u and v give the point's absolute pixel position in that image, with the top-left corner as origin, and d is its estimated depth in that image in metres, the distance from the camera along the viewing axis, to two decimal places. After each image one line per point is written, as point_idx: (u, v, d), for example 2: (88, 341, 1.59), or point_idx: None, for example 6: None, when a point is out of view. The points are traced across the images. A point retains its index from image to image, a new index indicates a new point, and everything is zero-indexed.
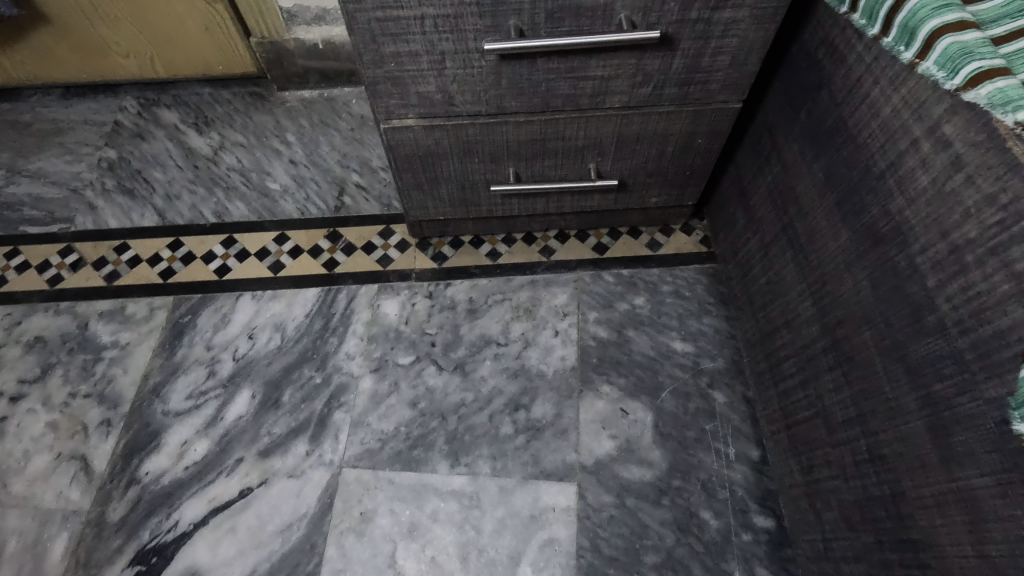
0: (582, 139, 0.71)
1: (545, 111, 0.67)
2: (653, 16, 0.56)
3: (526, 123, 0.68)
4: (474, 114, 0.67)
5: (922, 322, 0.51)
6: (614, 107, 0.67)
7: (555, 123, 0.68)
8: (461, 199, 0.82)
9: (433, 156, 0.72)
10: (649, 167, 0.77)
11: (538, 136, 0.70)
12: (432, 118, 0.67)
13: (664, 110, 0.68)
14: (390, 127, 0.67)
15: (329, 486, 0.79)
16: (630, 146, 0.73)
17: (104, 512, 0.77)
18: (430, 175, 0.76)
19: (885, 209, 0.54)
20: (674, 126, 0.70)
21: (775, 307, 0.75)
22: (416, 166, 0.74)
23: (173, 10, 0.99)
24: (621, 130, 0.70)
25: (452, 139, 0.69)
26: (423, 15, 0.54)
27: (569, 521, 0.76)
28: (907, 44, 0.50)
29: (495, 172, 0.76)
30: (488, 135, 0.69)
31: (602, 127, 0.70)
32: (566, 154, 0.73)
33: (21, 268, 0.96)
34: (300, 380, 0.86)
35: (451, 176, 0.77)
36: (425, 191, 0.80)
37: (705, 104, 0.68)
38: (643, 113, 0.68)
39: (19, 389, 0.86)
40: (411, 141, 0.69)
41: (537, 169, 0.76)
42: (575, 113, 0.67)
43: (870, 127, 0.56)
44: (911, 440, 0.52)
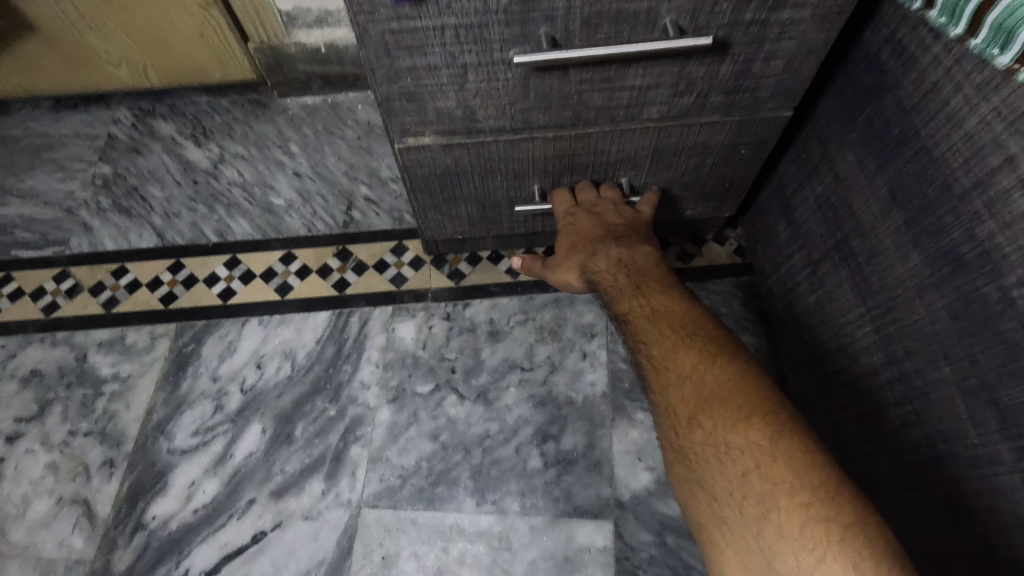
0: (614, 153, 0.65)
1: (576, 125, 0.61)
2: (702, 20, 0.50)
3: (555, 138, 0.62)
4: (498, 131, 0.61)
5: (1020, 365, 0.45)
6: (652, 119, 0.61)
7: (586, 138, 0.62)
8: (481, 217, 0.76)
9: (452, 175, 0.66)
10: (685, 180, 0.71)
11: (566, 152, 0.64)
12: (451, 136, 0.60)
13: (706, 120, 0.61)
14: (405, 147, 0.61)
15: (348, 528, 0.74)
16: (666, 159, 0.67)
17: (109, 561, 0.73)
18: (448, 195, 0.70)
19: (971, 233, 0.48)
20: (716, 137, 0.64)
21: (827, 328, 0.70)
22: (434, 185, 0.68)
23: (165, 15, 0.93)
24: (658, 143, 0.64)
25: (472, 157, 0.63)
26: (445, 24, 0.48)
27: (607, 563, 0.71)
28: (1004, 47, 0.43)
29: (518, 189, 0.70)
30: (512, 152, 0.63)
31: (636, 140, 0.63)
32: (597, 168, 0.68)
33: (14, 296, 0.91)
34: (313, 413, 0.80)
35: (471, 196, 0.71)
36: (442, 211, 0.74)
37: (753, 112, 0.61)
38: (684, 125, 0.61)
39: (15, 429, 0.81)
40: (428, 160, 0.63)
41: (566, 183, 0.70)
42: (609, 126, 0.61)
43: (950, 139, 0.49)
44: (1005, 493, 0.47)
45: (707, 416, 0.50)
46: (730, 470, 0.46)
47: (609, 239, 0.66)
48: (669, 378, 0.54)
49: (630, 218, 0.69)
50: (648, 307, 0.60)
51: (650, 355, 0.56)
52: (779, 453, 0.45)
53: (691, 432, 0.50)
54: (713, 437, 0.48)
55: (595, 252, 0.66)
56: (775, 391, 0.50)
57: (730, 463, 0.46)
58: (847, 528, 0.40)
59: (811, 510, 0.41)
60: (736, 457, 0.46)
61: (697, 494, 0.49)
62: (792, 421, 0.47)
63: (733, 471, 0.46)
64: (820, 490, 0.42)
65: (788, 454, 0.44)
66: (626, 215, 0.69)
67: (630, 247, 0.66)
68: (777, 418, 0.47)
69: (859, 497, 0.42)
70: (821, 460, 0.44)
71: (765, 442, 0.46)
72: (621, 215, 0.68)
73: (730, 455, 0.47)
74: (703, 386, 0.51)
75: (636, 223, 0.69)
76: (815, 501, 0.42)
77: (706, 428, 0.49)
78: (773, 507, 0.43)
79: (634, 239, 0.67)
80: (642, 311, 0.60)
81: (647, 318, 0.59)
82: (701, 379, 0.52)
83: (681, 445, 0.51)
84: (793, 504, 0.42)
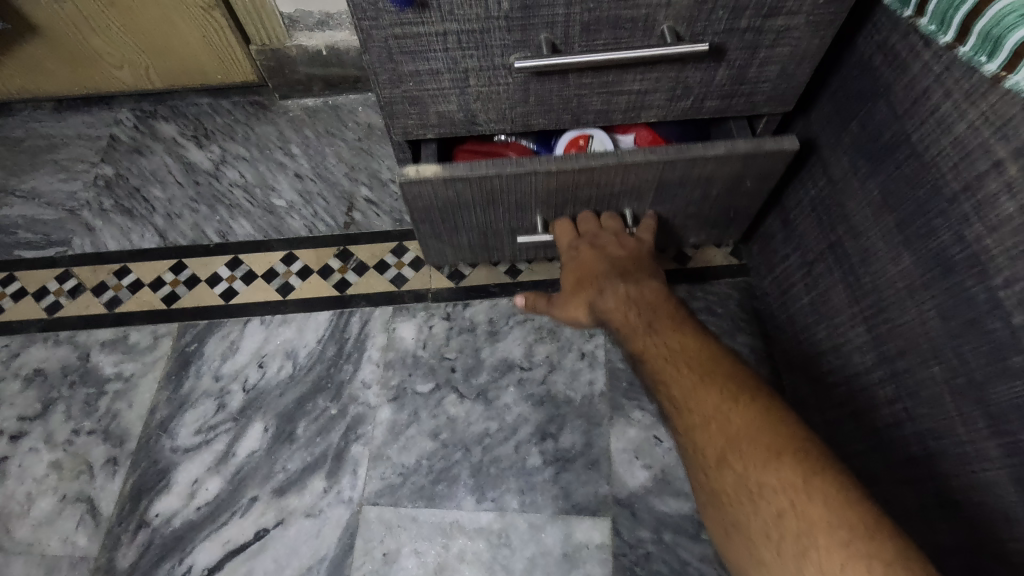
0: (618, 185, 0.65)
1: (579, 161, 0.60)
2: (699, 26, 0.51)
3: (558, 173, 0.61)
4: (501, 166, 0.60)
5: (1006, 364, 0.46)
6: (657, 154, 0.61)
7: (590, 173, 0.62)
8: (481, 243, 0.76)
9: (453, 206, 0.66)
10: (688, 207, 0.71)
11: (570, 185, 0.64)
12: (453, 171, 0.60)
13: (712, 155, 0.60)
14: (406, 181, 0.60)
15: (350, 525, 0.75)
16: (670, 190, 0.66)
17: (113, 558, 0.74)
18: (450, 224, 0.71)
19: (960, 235, 0.49)
20: (720, 170, 0.63)
21: (821, 329, 0.71)
22: (435, 216, 0.68)
23: (168, 17, 0.94)
24: (663, 176, 0.64)
25: (474, 191, 0.63)
26: (447, 30, 0.49)
27: (605, 559, 0.72)
28: (990, 55, 0.45)
29: (520, 219, 0.70)
30: (515, 186, 0.63)
31: (641, 174, 0.63)
32: (600, 199, 0.67)
33: (17, 296, 0.91)
34: (314, 412, 0.81)
35: (472, 224, 0.71)
36: (444, 238, 0.74)
37: (757, 148, 0.61)
38: (688, 159, 0.61)
39: (19, 427, 0.82)
40: (429, 194, 0.63)
41: (568, 213, 0.70)
42: (612, 162, 0.61)
43: (939, 144, 0.51)
44: (993, 489, 0.48)
45: (736, 457, 0.49)
46: (766, 510, 0.46)
47: (618, 275, 0.66)
48: (694, 420, 0.53)
49: (633, 248, 0.69)
50: (663, 346, 0.59)
51: (671, 396, 0.56)
52: (814, 493, 0.45)
53: (721, 474, 0.50)
54: (746, 478, 0.48)
55: (603, 288, 0.66)
56: (801, 427, 0.50)
57: (766, 504, 0.46)
58: (889, 564, 0.39)
59: (852, 547, 0.41)
60: (771, 497, 0.46)
61: (734, 536, 0.49)
62: (822, 457, 0.47)
63: (769, 510, 0.46)
64: (858, 525, 0.42)
65: (821, 493, 0.45)
66: (630, 246, 0.69)
67: (638, 280, 0.66)
68: (808, 456, 0.47)
69: (898, 531, 0.42)
70: (855, 495, 0.44)
71: (798, 481, 0.46)
72: (625, 249, 0.68)
73: (765, 495, 0.47)
74: (729, 426, 0.51)
75: (641, 256, 0.68)
76: (855, 538, 0.41)
77: (737, 469, 0.49)
78: (812, 546, 0.43)
79: (641, 273, 0.67)
80: (659, 351, 0.59)
81: (664, 357, 0.58)
82: (726, 419, 0.52)
83: (713, 487, 0.51)
84: (833, 541, 0.42)
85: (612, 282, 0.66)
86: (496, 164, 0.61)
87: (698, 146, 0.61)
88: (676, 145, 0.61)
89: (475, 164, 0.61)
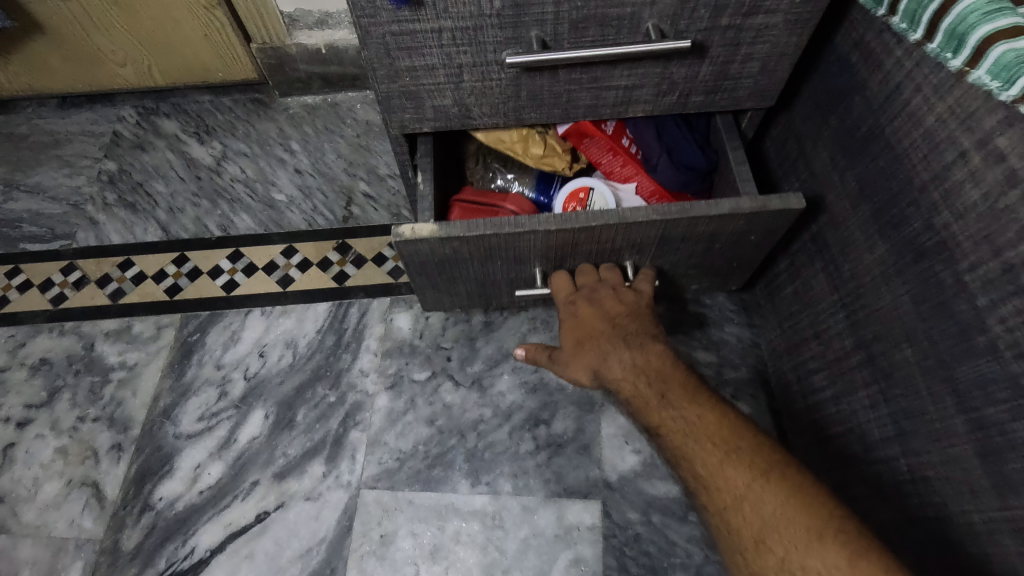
0: (620, 242, 0.63)
1: (579, 220, 0.59)
2: (682, 24, 0.53)
3: (557, 231, 0.59)
4: (498, 226, 0.59)
5: (972, 343, 0.48)
6: (659, 213, 0.59)
7: (591, 231, 0.60)
8: (479, 295, 0.74)
9: (450, 261, 0.65)
10: (692, 262, 0.69)
11: (569, 242, 0.62)
12: (449, 230, 0.59)
13: (716, 214, 0.58)
14: (402, 241, 0.60)
15: (348, 508, 0.77)
16: (673, 245, 0.64)
17: (118, 540, 0.76)
18: (447, 277, 0.69)
19: (929, 223, 0.52)
20: (725, 228, 0.61)
21: (803, 317, 0.73)
22: (432, 270, 0.67)
23: (171, 16, 0.96)
24: (665, 232, 0.62)
25: (471, 248, 0.62)
26: (442, 27, 0.52)
27: (595, 540, 0.74)
28: (955, 51, 0.47)
29: (519, 271, 0.68)
30: (512, 243, 0.61)
31: (643, 232, 0.61)
32: (600, 252, 0.65)
33: (23, 287, 0.94)
34: (314, 399, 0.84)
35: (470, 277, 0.70)
36: (442, 290, 0.73)
37: (763, 207, 0.58)
38: (691, 218, 0.59)
39: (25, 414, 0.84)
40: (426, 250, 0.62)
41: (567, 265, 0.67)
42: (612, 221, 0.59)
43: (910, 137, 0.53)
44: (959, 464, 0.51)
45: (775, 539, 0.48)
46: None
47: (621, 338, 0.62)
48: (725, 501, 0.51)
49: (632, 303, 0.65)
50: (680, 419, 0.56)
51: (696, 472, 0.54)
52: None
53: (761, 557, 0.48)
54: (788, 563, 0.46)
55: (608, 354, 0.62)
56: (832, 500, 0.49)
57: None
58: None
59: None
60: None
61: None
62: (861, 533, 0.45)
63: None
64: None
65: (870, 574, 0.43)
66: (629, 302, 0.65)
67: (642, 342, 0.62)
68: (849, 535, 0.45)
69: None
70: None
71: (843, 565, 0.44)
72: (625, 305, 0.65)
73: None
74: (763, 506, 0.49)
75: (641, 312, 0.65)
76: None
77: (777, 552, 0.47)
78: None
79: (644, 333, 0.63)
80: (677, 425, 0.56)
81: (682, 431, 0.55)
82: (758, 499, 0.50)
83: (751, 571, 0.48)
84: None
85: (616, 345, 0.62)
86: (493, 223, 0.59)
87: (702, 205, 0.59)
88: (679, 204, 0.59)
89: (472, 223, 0.59)
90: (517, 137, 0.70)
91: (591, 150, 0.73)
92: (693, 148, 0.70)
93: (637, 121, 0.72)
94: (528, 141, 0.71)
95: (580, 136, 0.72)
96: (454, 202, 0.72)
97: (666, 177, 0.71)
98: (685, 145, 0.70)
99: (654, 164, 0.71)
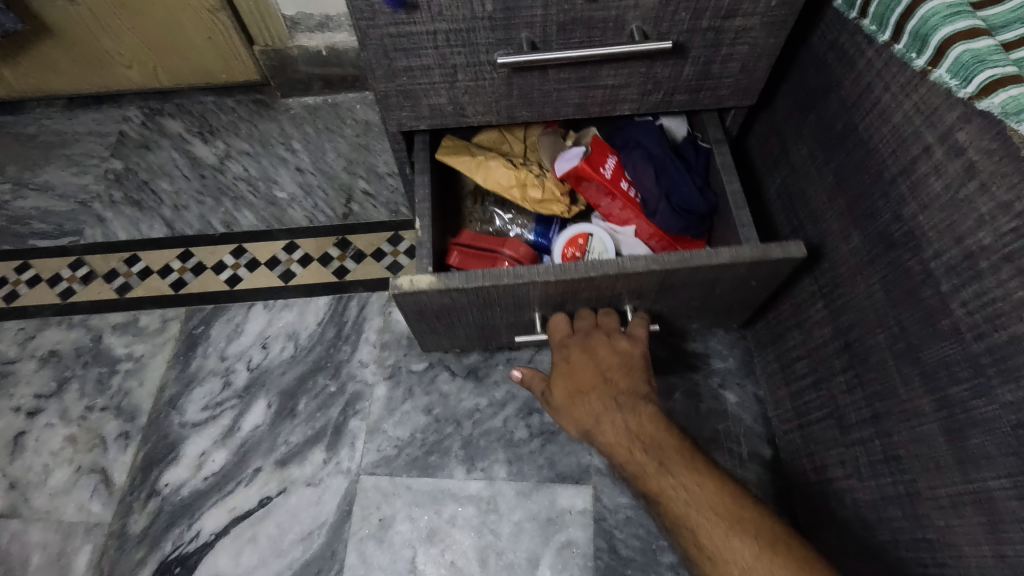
0: (618, 288, 0.62)
1: (578, 270, 0.58)
2: (664, 26, 0.57)
3: (556, 281, 0.59)
4: (496, 277, 0.59)
5: (937, 326, 0.51)
6: (658, 261, 0.59)
7: (589, 280, 0.60)
8: (479, 333, 0.74)
9: (449, 307, 0.65)
10: (692, 302, 0.69)
11: (568, 290, 0.61)
12: (449, 281, 0.59)
13: (716, 263, 0.58)
14: (400, 293, 0.59)
15: (348, 493, 0.80)
16: (674, 289, 0.64)
17: (125, 524, 0.79)
18: (446, 320, 0.69)
19: (898, 214, 0.55)
20: (725, 274, 0.61)
21: (786, 308, 0.76)
22: (431, 314, 0.67)
23: (176, 19, 0.99)
24: (665, 280, 0.61)
25: (470, 296, 0.61)
26: (436, 29, 0.55)
27: (586, 523, 0.77)
28: (919, 51, 0.50)
29: (519, 314, 0.68)
30: (512, 291, 0.61)
31: (642, 279, 0.61)
32: (600, 297, 0.64)
33: (32, 282, 0.96)
34: (315, 389, 0.87)
35: (470, 320, 0.70)
36: (441, 329, 0.73)
37: (763, 256, 0.58)
38: (691, 267, 0.59)
39: (35, 404, 0.87)
40: (424, 300, 0.62)
41: (566, 309, 0.67)
42: (612, 271, 0.59)
43: (881, 132, 0.56)
44: (927, 442, 0.53)
45: None
46: None
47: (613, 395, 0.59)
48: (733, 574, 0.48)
49: (624, 354, 0.63)
50: (681, 487, 0.52)
51: (700, 543, 0.50)
52: None
53: None
54: None
55: (600, 414, 0.59)
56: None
57: None
58: None
59: None
60: None
61: None
62: None
63: None
64: None
65: None
66: (621, 354, 0.63)
67: (635, 400, 0.59)
68: None
69: None
70: None
71: None
72: (617, 359, 0.63)
73: None
74: None
75: (633, 367, 0.62)
76: None
77: None
78: None
79: (636, 390, 0.60)
80: (677, 495, 0.52)
81: (683, 500, 0.52)
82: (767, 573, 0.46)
83: None
84: None
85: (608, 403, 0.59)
86: (493, 273, 0.59)
87: (701, 254, 0.59)
88: (678, 252, 0.59)
89: (471, 275, 0.59)
90: (514, 180, 0.72)
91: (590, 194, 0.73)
92: (691, 191, 0.70)
93: (636, 164, 0.72)
94: (525, 184, 0.72)
95: (578, 180, 0.71)
96: (452, 246, 0.73)
97: (665, 221, 0.71)
98: (683, 189, 0.70)
99: (653, 208, 0.72)
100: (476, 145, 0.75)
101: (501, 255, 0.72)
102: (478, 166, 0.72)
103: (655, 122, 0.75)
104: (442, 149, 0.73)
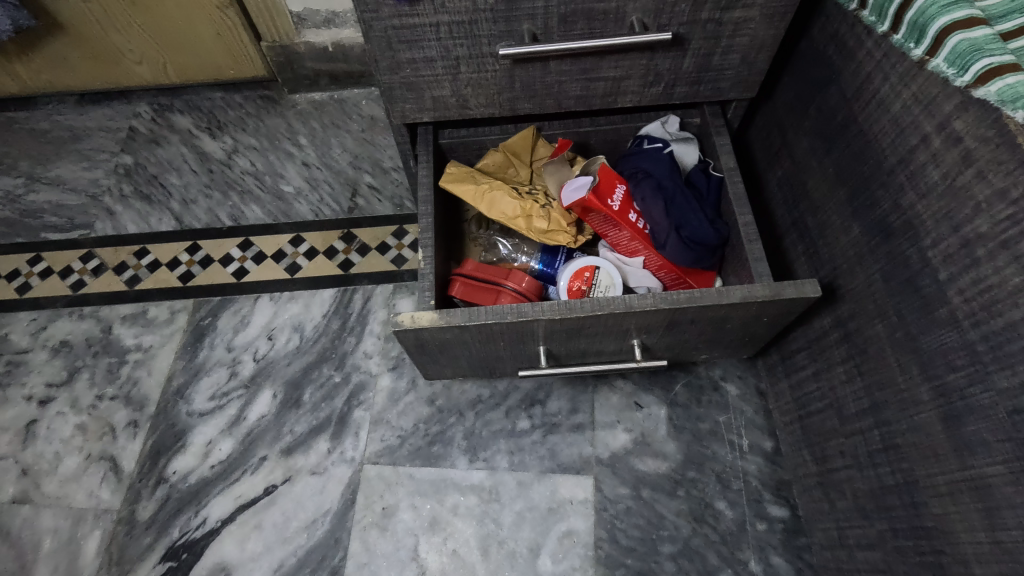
0: (625, 325, 0.60)
1: (584, 309, 0.57)
2: (664, 18, 0.57)
3: (562, 318, 0.58)
4: (500, 315, 0.57)
5: (935, 314, 0.51)
6: (667, 300, 0.57)
7: (596, 318, 0.58)
8: (482, 366, 0.72)
9: (451, 343, 0.63)
10: (702, 337, 0.66)
11: (574, 327, 0.60)
12: (451, 318, 0.58)
13: (728, 303, 0.57)
14: (401, 330, 0.58)
15: (352, 482, 0.81)
16: (683, 326, 0.62)
17: (134, 510, 0.80)
18: (448, 354, 0.67)
19: (897, 204, 0.55)
20: (735, 312, 0.59)
21: None
22: (432, 349, 0.65)
23: (184, 16, 1.00)
24: (673, 317, 0.59)
25: (473, 333, 0.60)
26: (439, 21, 0.55)
27: (586, 513, 0.78)
28: (917, 41, 0.51)
29: (523, 349, 0.66)
30: (517, 327, 0.59)
31: (651, 317, 0.59)
32: (606, 333, 0.62)
33: (44, 274, 0.98)
34: (320, 379, 0.88)
35: (473, 354, 0.68)
36: (443, 363, 0.71)
37: (776, 296, 0.56)
38: (701, 306, 0.57)
39: (47, 393, 0.88)
40: (426, 336, 0.61)
41: (570, 342, 0.64)
42: (619, 309, 0.57)
43: (880, 122, 0.57)
44: (924, 430, 0.54)
45: None
46: None
47: None
48: None
49: None
50: None
51: None
52: None
53: None
54: None
55: None
56: None
57: None
58: None
59: None
60: None
61: None
62: None
63: None
64: None
65: None
66: None
67: None
68: None
69: None
70: None
71: None
72: None
73: None
74: None
75: None
76: None
77: None
78: None
79: None
80: None
81: None
82: None
83: None
84: None
85: None
86: (496, 312, 0.58)
87: (712, 293, 0.57)
88: (687, 290, 0.57)
89: (474, 312, 0.58)
90: (519, 210, 0.72)
91: (595, 221, 0.71)
92: (702, 224, 0.67)
93: (645, 195, 0.69)
94: (530, 215, 0.73)
95: (585, 210, 0.68)
96: (455, 277, 0.70)
97: (676, 254, 0.67)
98: (693, 221, 0.67)
99: (662, 241, 0.68)
100: (482, 173, 0.75)
101: (504, 289, 0.68)
102: (483, 196, 0.72)
103: (665, 149, 0.72)
104: (446, 176, 0.73)
